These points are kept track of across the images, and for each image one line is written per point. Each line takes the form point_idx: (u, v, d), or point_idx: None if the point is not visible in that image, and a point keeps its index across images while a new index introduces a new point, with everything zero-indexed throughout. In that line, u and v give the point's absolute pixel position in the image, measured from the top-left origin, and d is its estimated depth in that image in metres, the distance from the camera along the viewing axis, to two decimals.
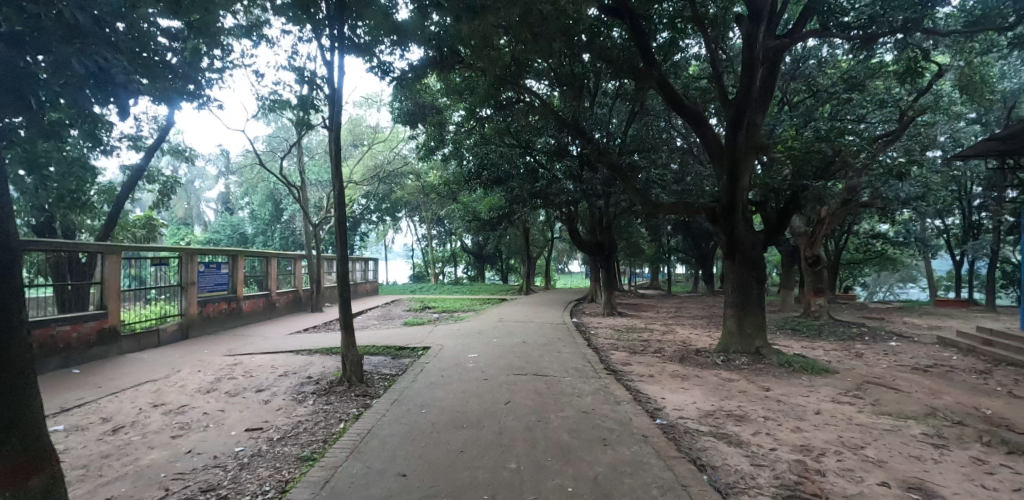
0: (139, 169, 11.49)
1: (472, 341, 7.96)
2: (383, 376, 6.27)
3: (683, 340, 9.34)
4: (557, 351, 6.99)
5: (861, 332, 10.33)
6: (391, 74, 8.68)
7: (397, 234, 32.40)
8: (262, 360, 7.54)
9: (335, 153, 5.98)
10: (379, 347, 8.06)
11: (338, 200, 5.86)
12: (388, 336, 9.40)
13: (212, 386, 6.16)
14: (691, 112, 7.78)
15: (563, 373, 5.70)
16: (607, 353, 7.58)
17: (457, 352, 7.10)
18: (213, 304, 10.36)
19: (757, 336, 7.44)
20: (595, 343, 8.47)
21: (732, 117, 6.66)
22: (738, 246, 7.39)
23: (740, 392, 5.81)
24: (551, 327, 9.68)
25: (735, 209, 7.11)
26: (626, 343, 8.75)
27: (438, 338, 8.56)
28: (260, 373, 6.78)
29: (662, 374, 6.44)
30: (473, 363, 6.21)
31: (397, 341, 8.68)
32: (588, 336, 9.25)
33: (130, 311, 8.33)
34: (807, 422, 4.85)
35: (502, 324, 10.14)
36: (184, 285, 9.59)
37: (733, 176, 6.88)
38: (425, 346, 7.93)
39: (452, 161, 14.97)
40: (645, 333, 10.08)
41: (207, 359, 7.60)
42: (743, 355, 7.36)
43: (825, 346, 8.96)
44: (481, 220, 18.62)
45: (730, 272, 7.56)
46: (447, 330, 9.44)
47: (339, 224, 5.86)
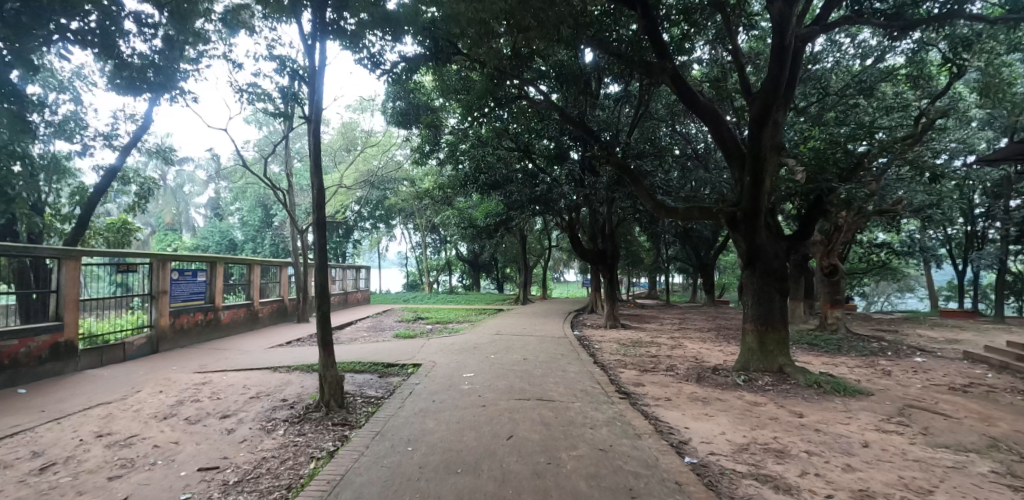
0: (113, 169, 10.79)
1: (467, 357, 7.25)
2: (366, 400, 5.55)
3: (695, 356, 8.68)
4: (563, 370, 6.31)
5: (883, 347, 9.68)
6: (382, 67, 8.07)
7: (390, 242, 31.70)
8: (234, 379, 6.80)
9: (315, 149, 5.30)
10: (364, 363, 7.32)
11: (318, 203, 5.16)
12: (377, 350, 8.67)
13: (171, 412, 5.42)
14: (707, 110, 7.16)
15: (571, 398, 4.99)
16: (616, 372, 6.89)
17: (450, 371, 6.38)
18: (189, 315, 9.58)
19: (780, 353, 6.79)
20: (601, 360, 7.76)
21: (756, 111, 6.05)
22: (759, 255, 6.72)
23: (771, 419, 5.14)
24: (553, 341, 9.00)
25: (759, 214, 6.43)
26: (635, 359, 8.06)
27: (430, 353, 7.85)
28: (229, 395, 6.04)
29: (680, 398, 5.75)
30: (469, 385, 5.49)
31: (385, 356, 7.96)
32: (592, 351, 8.55)
33: (99, 321, 7.70)
34: (857, 458, 4.18)
35: (499, 337, 9.43)
36: (154, 294, 8.77)
37: (756, 177, 6.23)
38: (416, 363, 7.19)
39: (447, 164, 14.31)
40: (652, 348, 9.38)
41: (173, 377, 6.85)
42: (766, 374, 6.69)
43: (847, 363, 8.31)
44: (477, 227, 17.94)
45: (750, 283, 6.89)
46: (441, 344, 8.73)
47: (318, 226, 5.16)
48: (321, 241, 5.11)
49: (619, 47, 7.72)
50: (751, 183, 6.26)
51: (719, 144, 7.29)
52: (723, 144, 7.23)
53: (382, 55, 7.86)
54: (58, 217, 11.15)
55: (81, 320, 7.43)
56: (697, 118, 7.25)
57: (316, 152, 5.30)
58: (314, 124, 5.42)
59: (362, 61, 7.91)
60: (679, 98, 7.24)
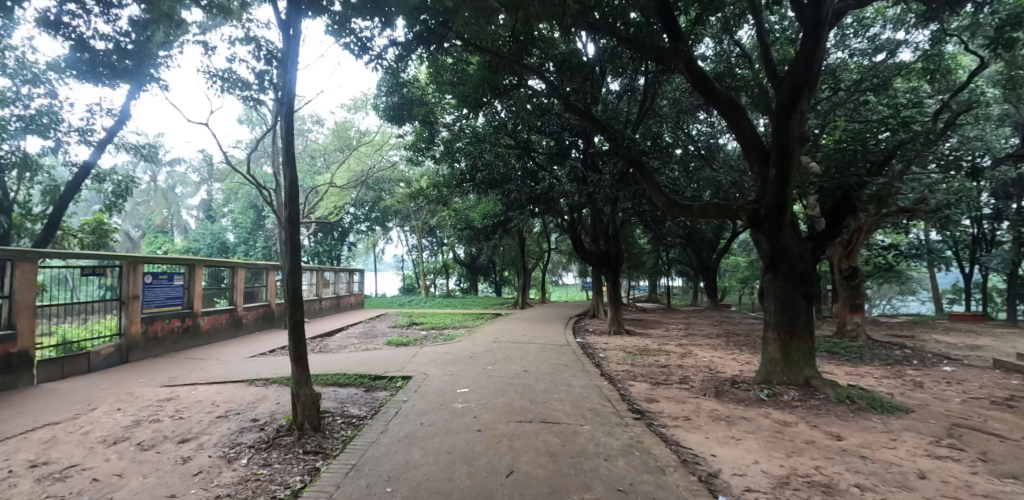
0: (84, 167, 10.14)
1: (461, 368, 6.60)
2: (347, 420, 4.91)
3: (708, 366, 8.05)
4: (567, 385, 5.67)
5: (907, 355, 9.07)
6: (371, 52, 7.41)
7: (387, 244, 31.12)
8: (204, 394, 6.16)
9: (287, 136, 4.69)
10: (349, 376, 6.66)
11: (287, 198, 4.54)
12: (365, 360, 8.03)
13: (123, 436, 4.76)
14: (723, 99, 6.57)
15: (579, 420, 4.36)
16: (625, 385, 6.26)
17: (442, 385, 5.73)
18: (165, 322, 8.89)
19: (806, 364, 6.20)
20: (608, 371, 7.13)
21: (783, 96, 5.47)
22: (784, 256, 6.12)
23: (807, 443, 4.52)
24: (555, 349, 8.37)
25: (785, 211, 5.82)
26: (644, 370, 7.43)
27: (422, 364, 7.20)
28: (194, 414, 5.39)
29: (701, 417, 5.12)
30: (463, 404, 4.85)
31: (373, 366, 7.32)
32: (597, 360, 7.92)
33: (75, 326, 7.22)
34: (918, 493, 3.56)
35: (498, 344, 8.80)
36: (125, 299, 8.06)
37: (783, 169, 5.64)
38: (406, 376, 6.55)
39: (442, 162, 13.69)
40: (661, 357, 8.75)
41: (136, 392, 6.20)
42: (790, 388, 6.09)
43: (873, 374, 7.70)
44: (474, 228, 17.28)
45: (772, 287, 6.30)
46: (434, 353, 8.09)
47: (290, 223, 4.55)
48: (291, 241, 4.48)
49: (627, 32, 7.09)
50: (778, 176, 5.66)
51: (736, 135, 6.70)
52: (741, 136, 6.65)
53: (371, 39, 7.22)
54: (29, 217, 10.55)
55: (55, 327, 6.92)
56: (713, 107, 6.66)
57: (288, 141, 4.68)
58: (286, 109, 4.81)
59: (348, 45, 7.25)
60: (694, 86, 6.64)
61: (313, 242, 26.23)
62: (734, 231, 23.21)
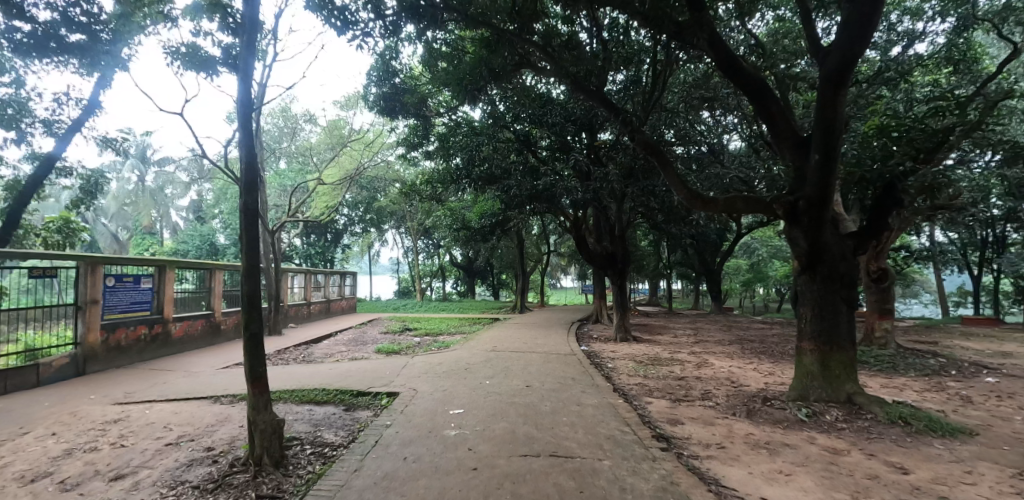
0: (49, 159, 9.37)
1: (455, 383, 5.80)
2: (318, 451, 4.11)
3: (728, 378, 7.26)
4: (578, 405, 4.89)
5: (943, 364, 8.32)
6: (353, 25, 6.57)
7: (382, 247, 30.35)
8: (159, 414, 5.34)
9: (243, 111, 3.87)
10: (327, 392, 5.86)
11: (244, 186, 3.75)
12: (348, 371, 7.20)
13: (46, 472, 3.94)
14: (750, 80, 5.87)
15: (598, 453, 3.60)
16: (643, 403, 5.46)
17: (432, 405, 4.94)
18: (129, 329, 8.04)
19: (848, 378, 5.47)
20: (620, 385, 6.33)
21: (830, 69, 4.73)
22: (823, 255, 5.38)
23: (870, 478, 3.76)
24: (559, 359, 7.59)
25: (827, 203, 5.06)
26: (659, 383, 6.64)
27: (412, 377, 6.40)
28: (139, 441, 4.58)
29: (737, 444, 4.34)
30: (456, 431, 4.07)
31: (356, 379, 6.51)
32: (607, 372, 7.12)
33: (40, 332, 6.58)
34: None
35: (496, 354, 8.01)
36: (82, 304, 7.18)
37: (827, 155, 4.89)
38: (392, 392, 5.74)
39: (437, 157, 12.88)
40: (676, 367, 7.95)
41: (80, 412, 5.37)
42: (832, 405, 5.36)
43: (913, 387, 6.94)
44: (470, 229, 16.47)
45: (809, 291, 5.58)
46: (427, 364, 7.29)
47: (246, 215, 3.75)
48: (247, 238, 3.69)
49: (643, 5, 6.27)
50: (821, 161, 4.89)
51: (764, 120, 5.99)
52: (770, 121, 5.93)
53: (353, 11, 6.40)
54: None
55: (18, 333, 6.29)
56: (738, 89, 5.95)
57: (246, 116, 3.88)
58: (243, 80, 3.98)
59: (329, 19, 6.46)
60: (717, 65, 5.93)
61: (305, 244, 25.45)
62: (739, 233, 22.50)
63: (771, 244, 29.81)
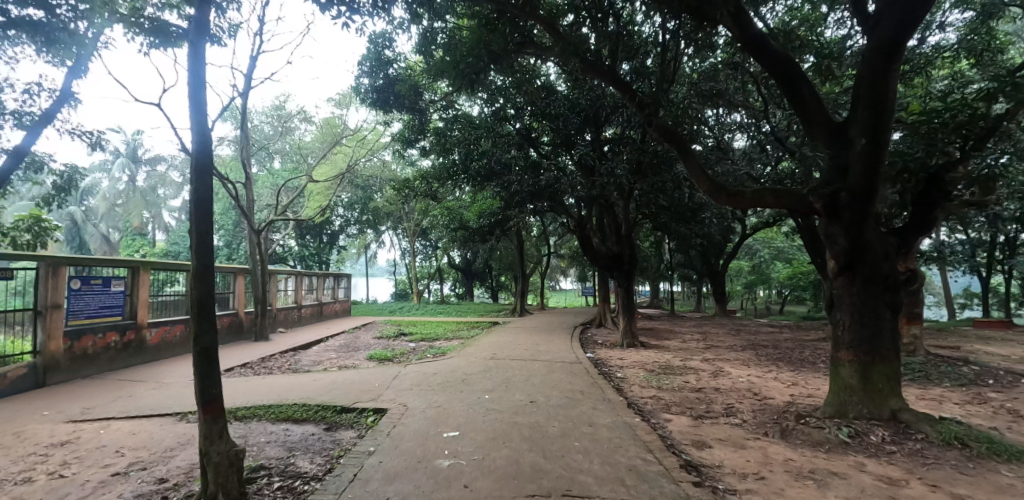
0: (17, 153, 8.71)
1: (450, 398, 5.18)
2: (288, 484, 3.49)
3: (750, 389, 6.64)
4: (590, 426, 4.27)
5: (978, 373, 7.71)
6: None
7: (379, 249, 29.75)
8: (115, 435, 4.70)
9: (194, 82, 3.26)
10: (306, 408, 5.23)
11: (193, 173, 3.15)
12: (334, 382, 6.55)
13: None
14: (780, 61, 5.28)
15: (621, 491, 2.99)
16: (663, 422, 4.83)
17: (423, 426, 4.31)
18: (97, 337, 7.40)
19: (892, 392, 4.89)
20: (634, 398, 5.71)
21: (881, 39, 4.22)
22: (865, 255, 4.79)
23: None
24: (565, 369, 6.97)
25: (874, 194, 4.49)
26: (676, 396, 6.02)
27: (402, 390, 5.77)
28: (82, 470, 3.94)
29: (779, 473, 3.73)
30: (451, 460, 3.45)
31: (341, 392, 5.88)
32: (617, 383, 6.49)
33: (5, 340, 6.09)
34: None
35: (496, 362, 7.38)
36: (42, 309, 6.54)
37: (875, 139, 4.34)
38: (379, 408, 5.12)
39: (432, 153, 12.27)
40: (691, 376, 7.32)
41: (24, 433, 4.73)
42: (876, 423, 4.79)
43: (953, 400, 6.33)
44: (468, 229, 15.87)
45: (848, 295, 4.97)
46: (420, 374, 6.66)
47: (198, 202, 3.14)
48: (197, 235, 3.10)
49: None
50: (869, 146, 4.34)
51: (794, 106, 5.40)
52: (801, 107, 5.34)
53: None
54: None
55: None
56: (766, 72, 5.37)
57: (197, 90, 3.26)
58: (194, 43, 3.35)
59: None
60: (742, 44, 5.35)
61: (299, 245, 24.81)
62: (744, 234, 21.90)
63: (773, 245, 29.32)
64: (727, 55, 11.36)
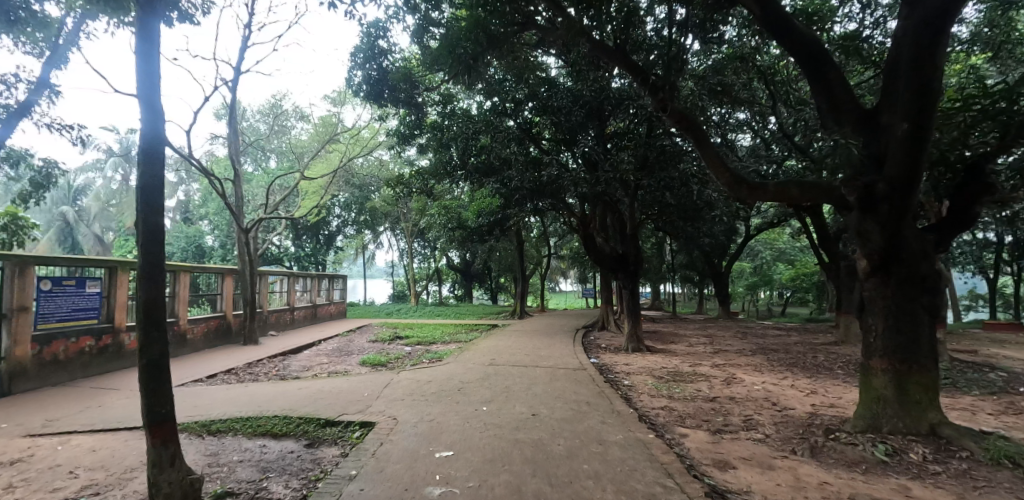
0: None
1: (445, 411, 4.72)
2: None
3: (769, 399, 6.18)
4: (600, 444, 3.80)
5: (1007, 380, 7.28)
6: None
7: (377, 250, 29.35)
8: (72, 452, 4.24)
9: (145, 50, 2.81)
10: (287, 422, 4.77)
11: (139, 153, 2.74)
12: (321, 390, 6.09)
13: None
14: (803, 41, 4.85)
15: None
16: (678, 437, 4.38)
17: (413, 444, 3.86)
18: (70, 341, 6.94)
19: (930, 405, 4.44)
20: (645, 410, 5.25)
21: (926, 12, 3.87)
22: (901, 254, 4.36)
23: None
24: (570, 376, 6.52)
25: (915, 185, 4.07)
26: (690, 407, 5.56)
27: (394, 400, 5.32)
28: (27, 494, 3.49)
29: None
30: (443, 488, 3.01)
31: (328, 402, 5.42)
32: (626, 392, 6.03)
33: None
34: None
35: (496, 369, 6.93)
36: (7, 312, 6.09)
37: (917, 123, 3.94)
38: (367, 421, 4.67)
39: (429, 149, 11.83)
40: (704, 384, 6.86)
41: None
42: (914, 439, 4.35)
43: (988, 410, 5.89)
44: (467, 229, 15.44)
45: (882, 298, 4.54)
46: (414, 382, 6.21)
47: (145, 191, 2.72)
48: (144, 226, 2.68)
49: None
50: (911, 131, 3.93)
51: (818, 92, 4.97)
52: (826, 92, 4.90)
53: None
54: None
55: None
56: (789, 55, 4.94)
57: (150, 58, 2.84)
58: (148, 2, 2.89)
59: None
60: (763, 24, 4.92)
61: (295, 246, 24.37)
62: (748, 235, 21.51)
63: (776, 247, 28.97)
64: (735, 47, 10.93)
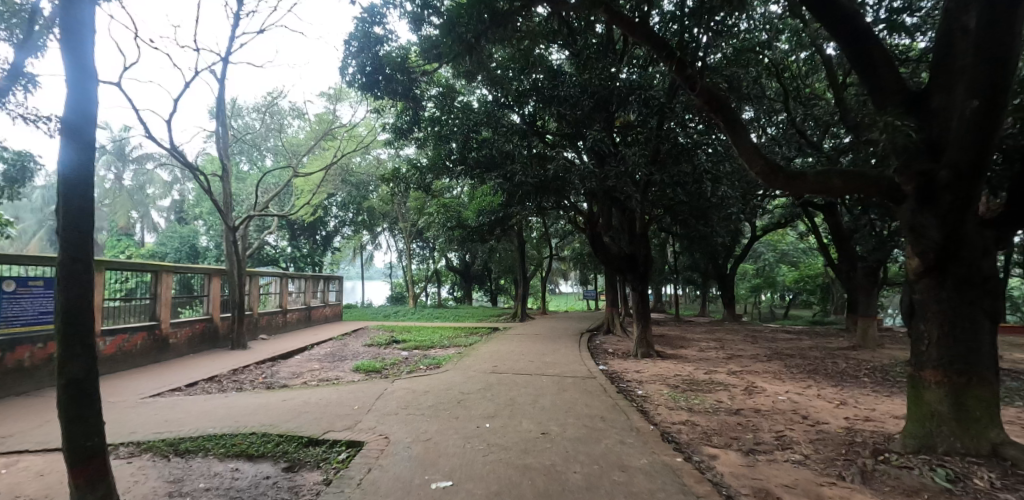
0: None
1: (444, 428, 4.18)
2: None
3: (798, 412, 5.63)
4: (622, 471, 3.28)
5: None
6: None
7: (375, 251, 28.85)
8: (17, 477, 3.70)
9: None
10: (266, 441, 4.24)
11: (62, 122, 2.30)
12: (308, 402, 5.56)
13: None
14: (846, 16, 4.33)
15: None
16: (707, 460, 3.85)
17: (406, 471, 3.33)
18: (37, 347, 6.40)
19: (991, 422, 3.90)
20: (664, 425, 4.72)
21: None
22: (961, 253, 3.85)
23: None
24: (580, 386, 5.99)
25: (983, 173, 3.60)
26: (714, 421, 5.03)
27: (386, 414, 4.78)
28: None
29: None
30: None
31: (314, 416, 4.87)
32: (642, 405, 5.49)
33: None
34: None
35: (499, 378, 6.39)
36: None
37: (991, 101, 3.47)
38: (355, 440, 4.14)
39: (427, 142, 11.29)
40: (726, 395, 6.32)
41: None
42: (974, 461, 3.82)
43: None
44: (467, 228, 14.95)
45: (937, 302, 4.02)
46: (410, 393, 5.67)
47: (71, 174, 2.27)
48: (65, 208, 2.24)
49: None
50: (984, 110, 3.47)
51: (862, 74, 4.46)
52: (871, 75, 4.39)
53: None
54: None
55: None
56: (830, 31, 4.43)
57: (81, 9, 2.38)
58: None
59: None
60: None
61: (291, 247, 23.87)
62: (755, 235, 21.02)
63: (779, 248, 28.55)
64: (749, 37, 10.40)
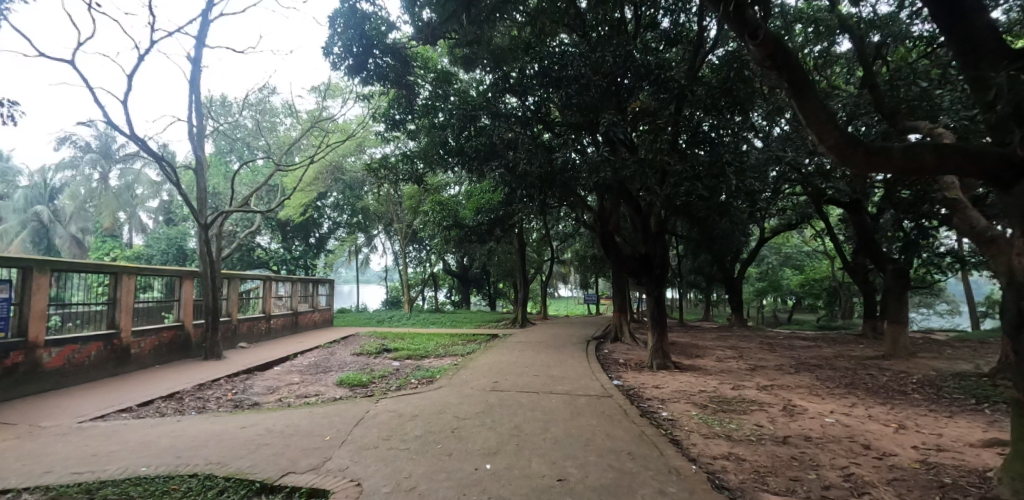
0: None
1: (434, 472, 3.28)
2: None
3: (854, 440, 4.74)
4: None
5: None
6: None
7: (369, 254, 27.97)
8: None
9: None
10: (207, 486, 3.34)
11: None
12: (273, 429, 4.64)
13: None
14: None
15: None
16: None
17: None
18: None
19: None
20: (703, 462, 3.83)
21: None
22: None
23: None
24: (596, 408, 5.10)
25: None
26: (761, 455, 4.14)
27: (364, 448, 3.88)
28: None
29: None
30: None
31: (275, 450, 3.97)
32: (672, 433, 4.60)
33: None
34: None
35: (501, 397, 5.50)
36: None
37: None
38: (319, 487, 3.23)
39: (422, 134, 10.40)
40: (764, 417, 5.43)
41: None
42: None
43: None
44: (463, 229, 14.07)
45: None
46: (395, 418, 4.76)
47: None
48: None
49: None
50: None
51: (948, 32, 3.56)
52: (962, 31, 3.48)
53: None
54: None
55: None
56: None
57: None
58: None
59: None
60: None
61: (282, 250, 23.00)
62: (763, 237, 20.20)
63: (784, 250, 27.75)
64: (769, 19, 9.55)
